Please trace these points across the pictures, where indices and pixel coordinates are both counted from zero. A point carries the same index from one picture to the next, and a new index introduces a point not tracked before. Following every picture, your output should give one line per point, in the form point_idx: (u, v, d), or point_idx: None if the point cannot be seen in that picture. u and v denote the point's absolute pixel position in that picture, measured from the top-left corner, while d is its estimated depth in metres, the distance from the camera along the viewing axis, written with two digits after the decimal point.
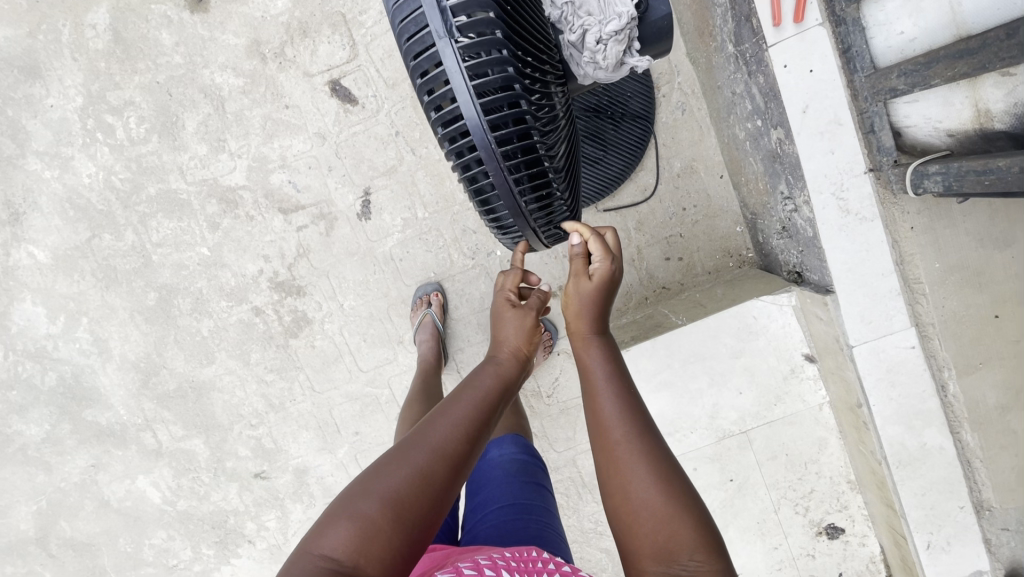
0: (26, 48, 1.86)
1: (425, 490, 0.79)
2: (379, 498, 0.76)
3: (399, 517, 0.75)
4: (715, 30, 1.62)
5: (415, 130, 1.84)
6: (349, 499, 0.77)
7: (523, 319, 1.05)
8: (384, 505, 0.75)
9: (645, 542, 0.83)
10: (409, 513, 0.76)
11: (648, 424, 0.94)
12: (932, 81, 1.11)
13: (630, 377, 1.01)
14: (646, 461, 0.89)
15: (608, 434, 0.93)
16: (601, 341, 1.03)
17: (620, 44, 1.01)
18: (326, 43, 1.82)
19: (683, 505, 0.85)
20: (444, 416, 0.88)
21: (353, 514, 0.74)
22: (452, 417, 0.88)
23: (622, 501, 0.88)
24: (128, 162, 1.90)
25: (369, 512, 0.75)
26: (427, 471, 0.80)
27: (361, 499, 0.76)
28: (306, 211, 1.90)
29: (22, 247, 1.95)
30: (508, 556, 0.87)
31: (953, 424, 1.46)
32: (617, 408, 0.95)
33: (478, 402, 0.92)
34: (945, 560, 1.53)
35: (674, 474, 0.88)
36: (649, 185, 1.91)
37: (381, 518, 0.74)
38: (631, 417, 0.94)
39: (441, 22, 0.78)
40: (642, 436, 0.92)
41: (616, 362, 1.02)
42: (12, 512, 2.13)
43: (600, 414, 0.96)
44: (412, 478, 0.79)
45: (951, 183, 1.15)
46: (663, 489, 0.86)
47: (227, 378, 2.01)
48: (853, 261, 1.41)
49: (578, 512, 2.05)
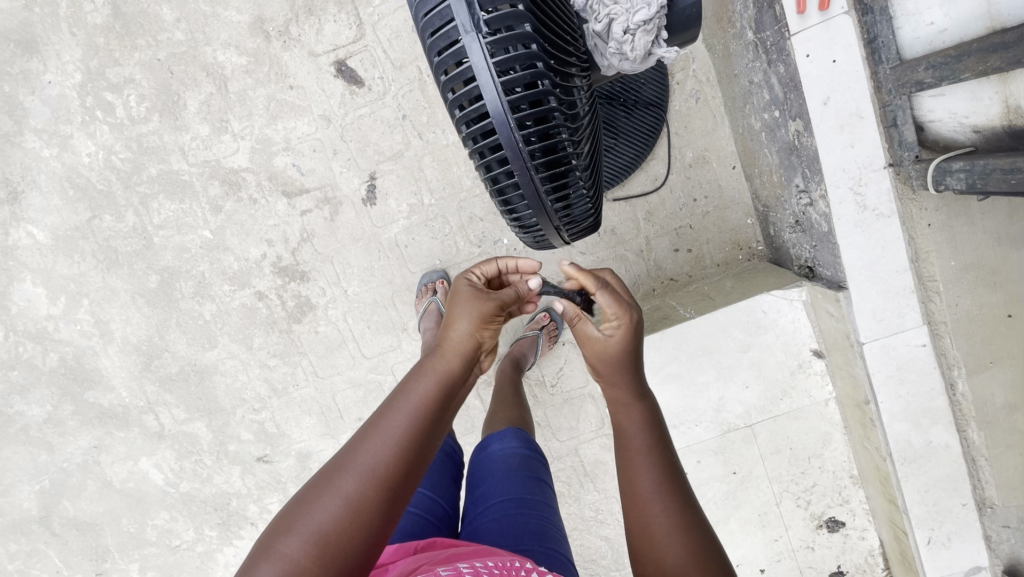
0: (22, 22, 1.80)
1: (359, 525, 0.71)
2: (305, 536, 0.69)
3: (330, 555, 0.68)
4: (733, 15, 1.57)
5: (422, 114, 1.81)
6: (272, 537, 0.70)
7: (473, 302, 0.92)
8: (312, 544, 0.68)
9: None
10: (342, 555, 0.69)
11: (682, 489, 0.91)
12: (963, 75, 1.07)
13: (667, 438, 0.98)
14: (681, 530, 0.86)
15: (639, 503, 0.90)
16: (641, 406, 0.99)
17: (648, 34, 0.98)
18: (332, 22, 1.77)
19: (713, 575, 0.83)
20: (373, 435, 0.78)
21: (277, 553, 0.68)
22: (381, 436, 0.77)
23: (653, 565, 0.86)
24: (128, 142, 1.86)
25: (292, 554, 0.67)
26: (363, 502, 0.72)
27: (284, 539, 0.69)
28: (311, 195, 1.87)
29: (22, 226, 1.92)
30: (491, 565, 0.80)
31: (959, 422, 1.45)
32: (654, 479, 0.91)
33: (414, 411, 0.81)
34: (945, 555, 1.53)
35: (704, 544, 0.86)
36: (660, 174, 1.87)
37: (307, 558, 0.67)
38: (668, 486, 0.90)
39: (467, 16, 0.75)
40: (673, 507, 0.89)
41: (656, 427, 0.98)
42: (15, 491, 2.14)
43: (635, 486, 0.91)
44: (346, 511, 0.71)
45: (975, 180, 1.12)
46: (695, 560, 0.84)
47: (229, 363, 2.00)
48: (869, 259, 1.39)
49: (580, 501, 2.06)
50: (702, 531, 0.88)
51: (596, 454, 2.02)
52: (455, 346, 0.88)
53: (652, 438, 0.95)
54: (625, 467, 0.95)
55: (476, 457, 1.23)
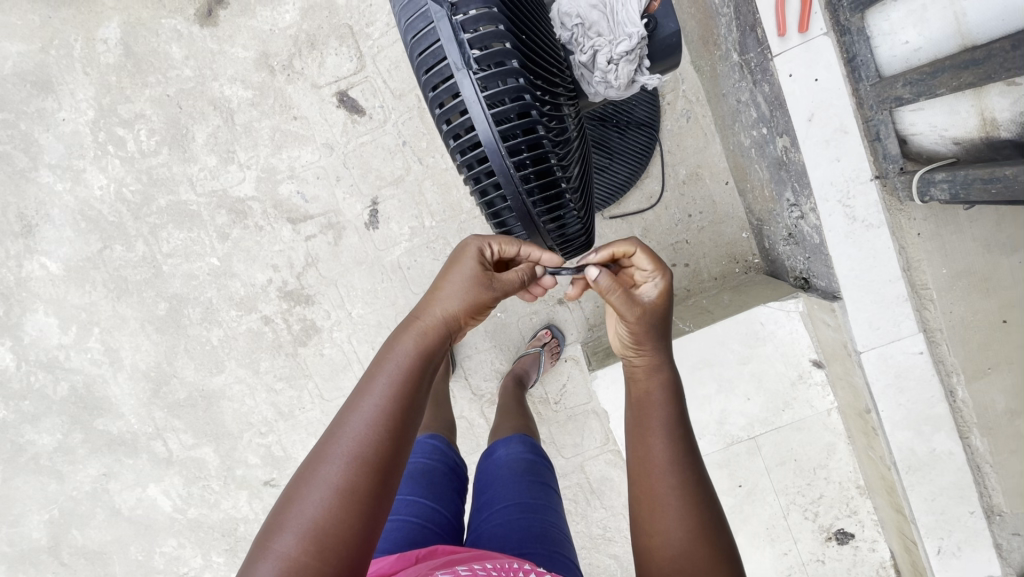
0: (38, 63, 1.88)
1: (352, 510, 0.70)
2: (297, 532, 0.68)
3: (326, 549, 0.67)
4: (719, 38, 1.63)
5: (422, 140, 1.86)
6: (266, 535, 0.69)
7: (470, 284, 0.88)
8: (304, 540, 0.67)
9: (655, 552, 0.86)
10: (338, 545, 0.68)
11: (687, 442, 0.92)
12: (939, 90, 1.10)
13: (681, 392, 0.98)
14: (681, 481, 0.88)
15: (647, 463, 0.90)
16: (667, 372, 0.97)
17: (631, 64, 1.03)
18: (333, 55, 1.84)
19: (705, 527, 0.86)
20: (355, 413, 0.77)
21: (274, 552, 0.67)
22: (363, 414, 0.76)
23: (647, 510, 0.88)
24: (139, 174, 1.92)
25: (290, 551, 0.66)
26: (352, 491, 0.71)
27: (278, 536, 0.68)
28: (315, 220, 1.92)
29: (35, 258, 1.98)
30: (489, 567, 0.82)
31: (962, 428, 1.44)
32: (663, 441, 0.91)
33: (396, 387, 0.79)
34: (956, 565, 1.50)
35: (701, 499, 0.88)
36: (655, 192, 1.92)
37: (305, 555, 0.66)
38: (674, 440, 0.91)
39: (458, 55, 0.80)
40: (677, 462, 0.89)
41: (678, 398, 0.96)
42: (25, 521, 2.15)
43: (645, 444, 0.92)
44: (336, 500, 0.70)
45: (958, 191, 1.15)
46: (692, 528, 0.85)
47: (237, 387, 2.03)
48: (861, 268, 1.42)
49: (587, 519, 2.05)
50: (701, 486, 0.89)
51: (601, 470, 2.02)
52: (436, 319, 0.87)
53: (671, 406, 0.94)
54: (638, 424, 0.95)
55: (482, 465, 1.24)
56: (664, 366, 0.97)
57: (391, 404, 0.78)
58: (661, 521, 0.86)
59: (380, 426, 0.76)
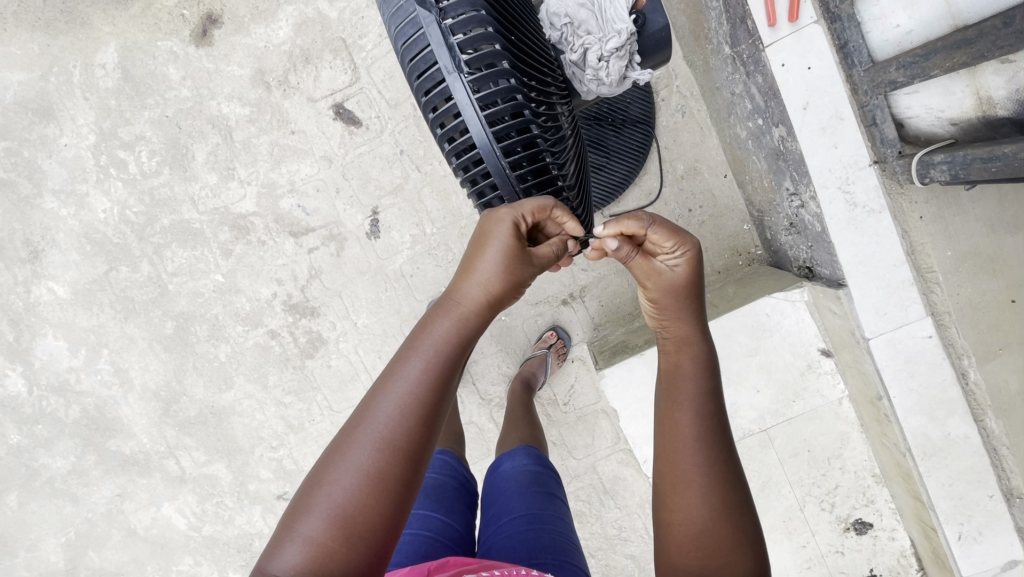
0: (38, 91, 1.91)
1: (382, 495, 0.70)
2: (325, 516, 0.68)
3: (353, 535, 0.67)
4: (710, 32, 1.64)
5: (419, 148, 1.88)
6: (295, 514, 0.69)
7: (507, 261, 0.84)
8: (332, 525, 0.67)
9: (679, 532, 0.84)
10: (366, 531, 0.68)
11: (717, 423, 0.90)
12: (932, 72, 1.10)
13: (717, 371, 0.96)
14: (709, 461, 0.86)
15: (674, 439, 0.88)
16: (702, 347, 0.95)
17: (622, 60, 1.03)
18: (328, 68, 1.86)
19: (732, 511, 0.84)
20: (385, 395, 0.76)
21: (300, 536, 0.67)
22: (394, 397, 0.75)
23: (669, 485, 0.87)
24: (141, 196, 1.94)
25: (318, 536, 0.66)
26: (382, 475, 0.70)
27: (306, 517, 0.68)
28: (316, 233, 1.93)
29: (43, 283, 2.00)
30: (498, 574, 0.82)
31: (975, 411, 1.43)
32: (690, 416, 0.89)
33: (430, 370, 0.78)
34: (978, 551, 1.47)
35: (729, 483, 0.86)
36: (654, 188, 1.91)
37: (333, 539, 0.66)
38: (705, 418, 0.89)
39: (449, 58, 0.80)
40: (705, 442, 0.87)
41: (709, 374, 0.94)
42: (41, 545, 2.16)
43: (671, 419, 0.90)
44: (365, 486, 0.69)
45: (958, 171, 1.14)
46: (714, 507, 0.84)
47: (246, 403, 2.04)
48: (865, 254, 1.40)
49: (601, 519, 2.03)
50: (729, 469, 0.88)
51: (614, 470, 2.01)
52: (472, 298, 0.84)
53: (701, 381, 0.92)
54: (666, 397, 0.93)
55: (489, 478, 1.23)
56: (696, 340, 0.95)
57: (424, 388, 0.76)
58: (686, 500, 0.85)
59: (411, 411, 0.74)
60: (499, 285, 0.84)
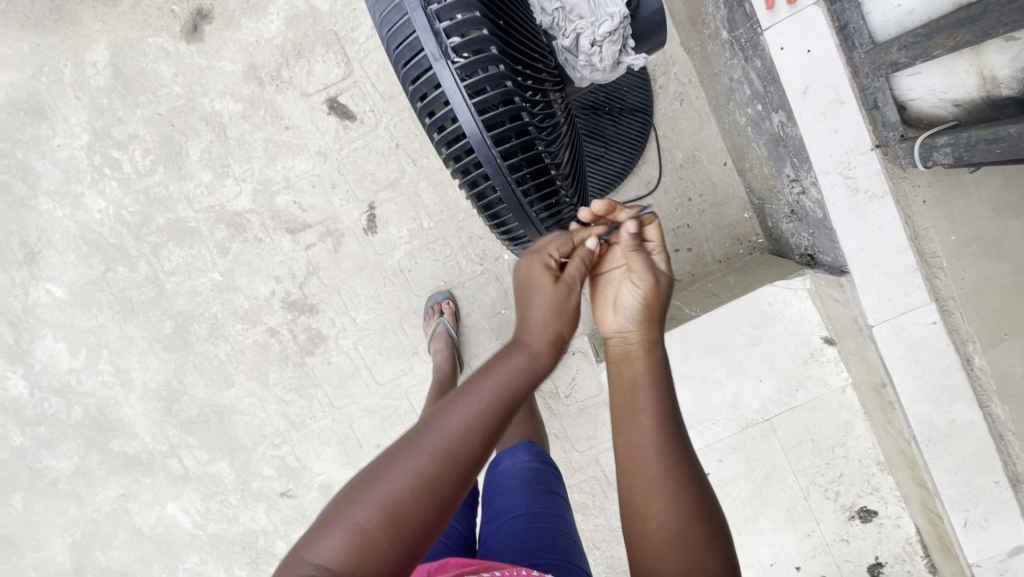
0: (30, 91, 1.89)
1: (432, 502, 0.68)
2: (377, 511, 0.67)
3: (400, 534, 0.66)
4: (708, 17, 1.61)
5: (415, 141, 1.86)
6: (343, 501, 0.69)
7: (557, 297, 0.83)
8: (381, 515, 0.66)
9: (646, 549, 0.79)
10: (415, 532, 0.67)
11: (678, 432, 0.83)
12: (934, 53, 1.08)
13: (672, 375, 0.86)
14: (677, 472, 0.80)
15: (635, 451, 0.81)
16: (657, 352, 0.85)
17: (615, 44, 1.01)
18: (321, 62, 1.84)
19: (700, 520, 0.79)
20: (455, 406, 0.73)
21: (348, 523, 0.66)
22: (463, 411, 0.72)
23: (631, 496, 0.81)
24: (137, 195, 1.93)
25: (363, 524, 0.66)
26: (439, 485, 0.69)
27: (352, 506, 0.67)
28: (314, 229, 1.92)
29: (41, 285, 1.99)
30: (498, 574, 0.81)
31: (981, 397, 1.41)
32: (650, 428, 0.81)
33: (501, 395, 0.74)
34: (985, 537, 1.46)
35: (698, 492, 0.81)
36: (653, 177, 1.89)
37: (378, 530, 0.66)
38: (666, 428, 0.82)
39: (435, 45, 0.79)
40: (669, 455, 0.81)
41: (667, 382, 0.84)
42: (48, 545, 2.17)
43: (630, 432, 0.82)
44: (421, 489, 0.68)
45: (962, 153, 1.11)
46: (684, 521, 0.79)
47: (247, 401, 2.03)
48: (866, 241, 1.37)
49: (605, 511, 2.03)
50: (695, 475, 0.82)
51: None
52: (539, 336, 0.81)
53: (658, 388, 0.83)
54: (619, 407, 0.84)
55: (489, 476, 1.23)
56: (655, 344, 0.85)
57: (493, 413, 0.73)
58: (652, 517, 0.79)
59: (476, 431, 0.72)
60: (559, 321, 0.82)
